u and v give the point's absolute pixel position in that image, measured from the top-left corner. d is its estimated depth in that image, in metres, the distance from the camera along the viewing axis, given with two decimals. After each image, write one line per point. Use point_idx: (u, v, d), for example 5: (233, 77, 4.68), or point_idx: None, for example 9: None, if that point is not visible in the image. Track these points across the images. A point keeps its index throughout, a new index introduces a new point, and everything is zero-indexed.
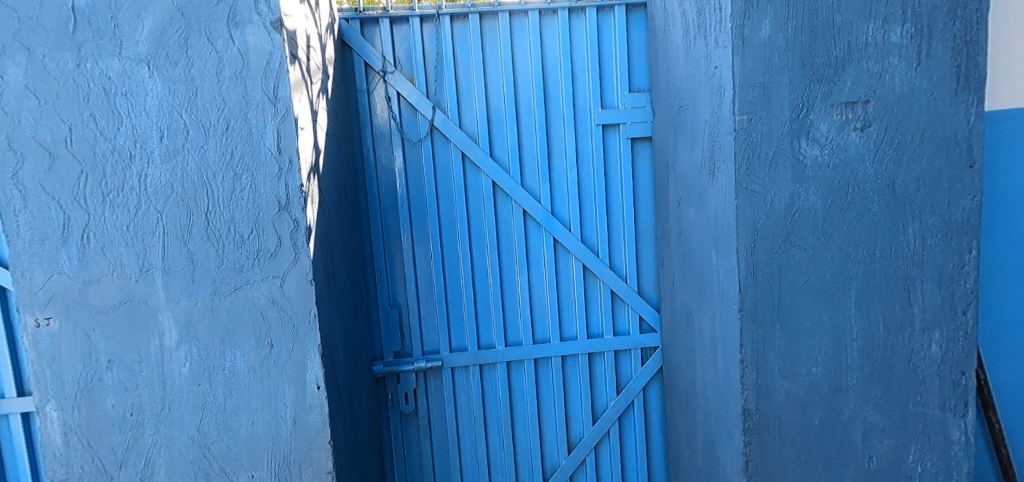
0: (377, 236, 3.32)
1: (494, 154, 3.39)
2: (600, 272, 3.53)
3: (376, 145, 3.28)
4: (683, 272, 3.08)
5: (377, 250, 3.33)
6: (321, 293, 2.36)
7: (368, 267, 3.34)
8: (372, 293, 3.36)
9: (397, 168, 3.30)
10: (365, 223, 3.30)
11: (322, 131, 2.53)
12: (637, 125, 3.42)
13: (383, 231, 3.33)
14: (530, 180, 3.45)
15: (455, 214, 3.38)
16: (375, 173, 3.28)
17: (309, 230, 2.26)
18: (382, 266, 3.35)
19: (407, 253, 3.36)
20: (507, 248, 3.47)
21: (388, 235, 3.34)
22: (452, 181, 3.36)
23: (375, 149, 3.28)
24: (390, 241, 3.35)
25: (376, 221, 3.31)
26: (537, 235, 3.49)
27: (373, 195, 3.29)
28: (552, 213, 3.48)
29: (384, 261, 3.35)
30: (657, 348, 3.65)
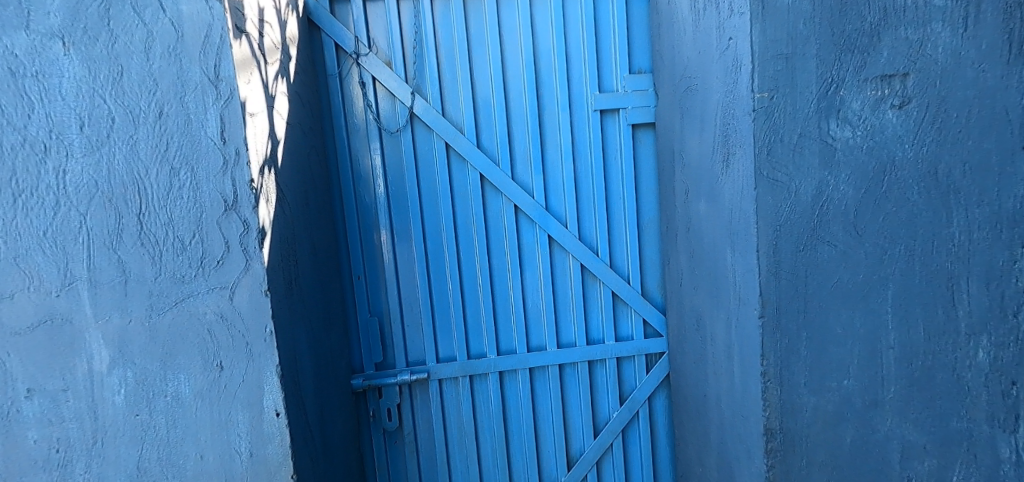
0: (354, 238, 3.01)
1: (482, 144, 3.08)
2: (601, 272, 3.23)
3: (349, 136, 2.96)
4: (691, 272, 2.81)
5: (354, 253, 3.02)
6: (281, 306, 2.05)
7: (345, 272, 3.03)
8: (350, 300, 3.05)
9: (374, 162, 2.98)
10: (340, 223, 2.98)
11: (282, 117, 2.20)
12: (639, 110, 3.12)
13: (360, 232, 3.01)
14: (522, 173, 3.14)
15: (440, 211, 3.06)
16: (351, 167, 2.96)
17: (263, 232, 1.95)
18: (360, 270, 3.04)
19: (387, 255, 3.05)
20: (497, 248, 3.16)
21: (366, 236, 3.02)
22: (436, 175, 3.04)
23: (350, 141, 2.95)
24: (368, 243, 3.03)
25: (351, 221, 2.99)
26: (531, 233, 3.18)
27: (348, 192, 2.97)
28: (547, 209, 3.17)
29: (362, 265, 3.04)
30: (663, 353, 3.36)
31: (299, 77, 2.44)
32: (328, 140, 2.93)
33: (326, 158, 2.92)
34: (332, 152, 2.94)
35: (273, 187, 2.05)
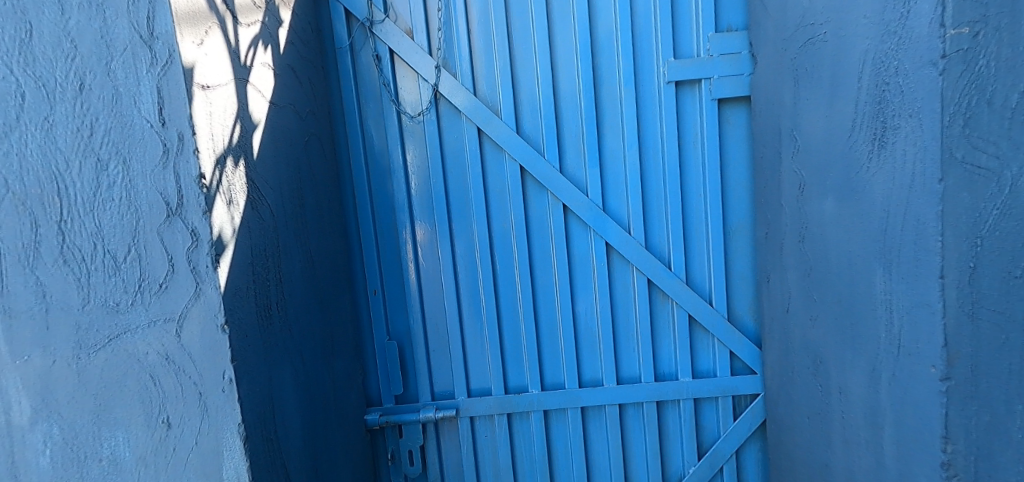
0: (369, 245, 2.52)
1: (522, 130, 2.49)
2: (674, 290, 2.56)
3: (364, 122, 2.47)
4: (807, 294, 2.08)
5: (371, 263, 2.53)
6: (255, 340, 1.58)
7: (359, 285, 2.54)
8: (365, 318, 2.56)
9: (392, 152, 2.47)
10: (353, 227, 2.51)
11: (252, 90, 1.71)
12: (727, 80, 2.44)
13: (377, 236, 2.52)
14: (573, 165, 2.52)
15: (471, 212, 2.51)
16: (364, 158, 2.47)
17: (219, 246, 1.44)
18: (377, 284, 2.54)
19: (408, 265, 2.54)
20: (542, 258, 2.56)
21: (384, 242, 2.53)
22: (465, 167, 2.49)
23: (363, 126, 2.46)
24: (386, 250, 2.54)
25: (367, 225, 2.51)
26: (583, 239, 2.56)
27: (362, 191, 2.48)
28: (604, 209, 2.54)
29: (380, 277, 2.55)
30: (757, 395, 2.63)
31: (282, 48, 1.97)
32: (337, 126, 2.45)
33: (335, 148, 2.45)
34: (343, 142, 2.46)
35: (229, 182, 1.53)
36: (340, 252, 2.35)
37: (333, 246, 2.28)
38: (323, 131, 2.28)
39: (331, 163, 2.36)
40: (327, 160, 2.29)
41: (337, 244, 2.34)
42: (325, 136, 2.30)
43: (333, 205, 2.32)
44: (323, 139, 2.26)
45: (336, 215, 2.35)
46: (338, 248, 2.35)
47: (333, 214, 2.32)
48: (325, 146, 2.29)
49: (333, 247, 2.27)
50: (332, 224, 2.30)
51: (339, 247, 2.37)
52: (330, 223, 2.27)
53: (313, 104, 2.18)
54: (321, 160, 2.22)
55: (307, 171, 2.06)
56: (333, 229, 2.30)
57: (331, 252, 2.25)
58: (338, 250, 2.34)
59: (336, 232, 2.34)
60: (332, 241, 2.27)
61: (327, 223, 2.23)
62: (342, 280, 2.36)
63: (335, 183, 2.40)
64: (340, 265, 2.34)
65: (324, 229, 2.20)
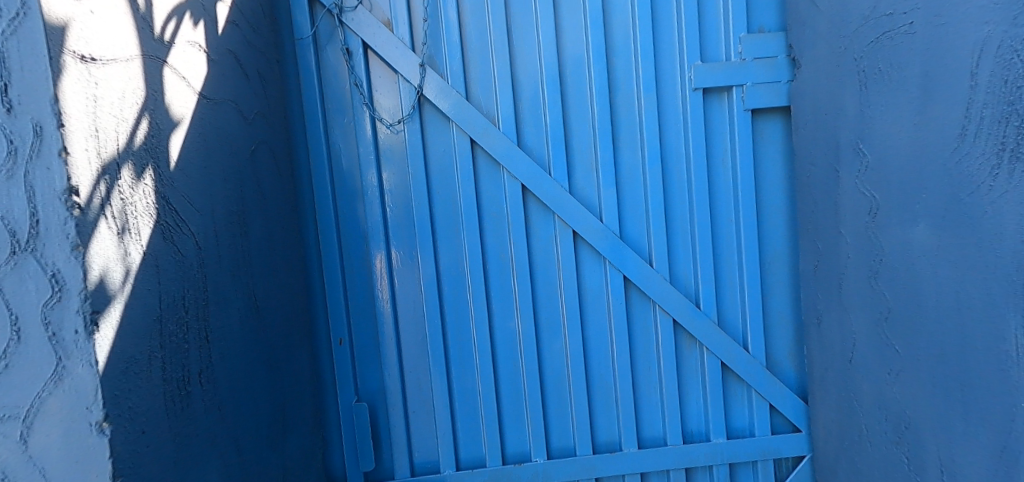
0: (335, 284, 2.03)
1: (523, 142, 2.04)
2: (707, 335, 2.06)
3: (330, 132, 2.00)
4: (882, 349, 1.62)
5: (337, 305, 2.03)
6: (166, 431, 1.09)
7: (319, 332, 2.03)
8: (328, 373, 2.06)
9: (364, 168, 2.01)
10: (314, 260, 2.01)
11: (172, 74, 1.24)
12: (762, 89, 1.97)
13: (346, 272, 2.04)
14: (584, 183, 2.05)
15: (461, 241, 2.05)
16: (330, 176, 2.00)
17: (94, 301, 0.94)
18: (344, 331, 2.04)
19: (383, 307, 2.05)
20: (547, 297, 2.10)
21: (354, 278, 2.04)
22: (454, 187, 2.04)
23: (329, 137, 1.99)
24: (356, 289, 2.05)
25: (332, 258, 2.02)
26: (597, 275, 2.09)
27: (327, 216, 2.00)
28: (622, 236, 2.06)
29: (348, 322, 2.05)
30: (803, 457, 2.13)
31: (220, 28, 1.51)
32: (293, 135, 1.96)
33: (292, 162, 1.96)
34: (303, 156, 1.98)
35: (120, 193, 1.03)
36: (296, 293, 1.85)
37: (287, 287, 1.78)
38: (277, 141, 1.80)
39: (287, 181, 1.88)
40: (281, 178, 1.81)
41: (294, 283, 1.85)
42: (280, 147, 1.83)
43: (288, 235, 1.84)
44: (276, 152, 1.78)
45: (292, 247, 1.87)
46: (296, 288, 1.86)
47: (288, 245, 1.84)
48: (279, 160, 1.81)
49: (287, 289, 1.78)
50: (287, 258, 1.81)
51: (297, 287, 1.87)
52: (284, 258, 1.78)
53: (264, 106, 1.70)
54: (273, 178, 1.74)
55: (251, 189, 1.57)
56: (288, 265, 1.82)
57: (284, 295, 1.75)
58: (295, 291, 1.84)
59: (293, 267, 1.85)
60: (286, 281, 1.77)
61: (279, 258, 1.74)
62: (300, 330, 1.86)
63: (292, 207, 1.91)
64: (297, 310, 1.85)
65: (275, 265, 1.70)
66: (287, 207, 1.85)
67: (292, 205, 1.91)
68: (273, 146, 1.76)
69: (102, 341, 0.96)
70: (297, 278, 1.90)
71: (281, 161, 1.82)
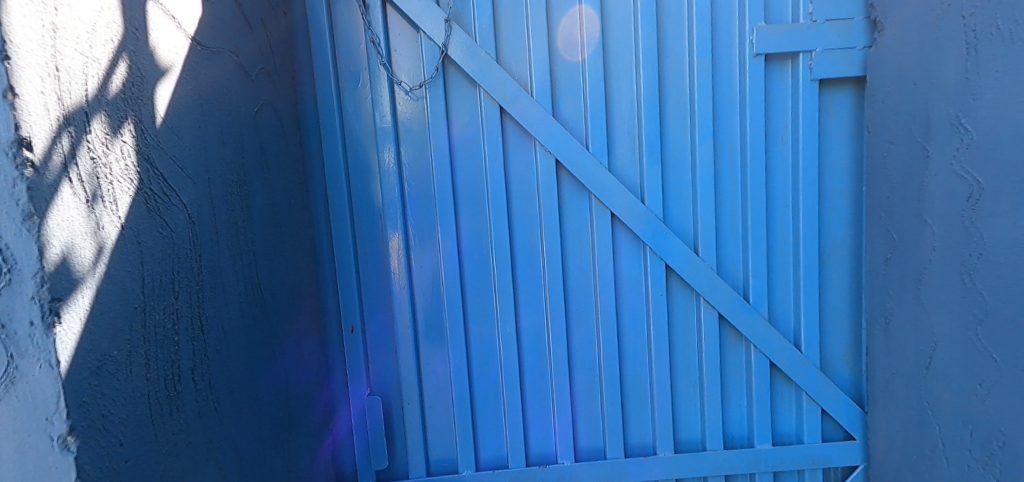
0: (346, 267, 1.83)
1: (557, 111, 1.82)
2: (755, 330, 1.83)
3: (342, 97, 1.79)
4: (972, 356, 1.40)
5: (349, 290, 1.84)
6: (151, 442, 0.91)
7: (328, 320, 1.84)
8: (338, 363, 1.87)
9: (380, 138, 1.80)
10: (324, 239, 1.81)
11: (156, 9, 1.04)
12: (834, 56, 1.74)
13: (359, 253, 1.84)
14: (625, 160, 1.83)
15: (486, 221, 1.85)
16: (342, 146, 1.79)
17: (52, 284, 0.75)
18: (357, 318, 1.86)
19: (399, 293, 1.86)
20: (581, 285, 1.89)
21: (368, 261, 1.85)
22: (480, 161, 1.83)
23: (341, 102, 1.79)
24: (370, 272, 1.85)
25: (343, 238, 1.82)
26: (634, 263, 1.87)
27: (339, 191, 1.80)
28: (666, 220, 1.85)
29: (362, 308, 1.86)
30: (854, 466, 1.90)
31: None
32: (304, 100, 1.76)
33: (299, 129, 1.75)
34: (313, 125, 1.77)
35: (89, 150, 0.83)
36: (304, 276, 1.66)
37: (294, 270, 1.59)
38: (282, 105, 1.59)
39: (294, 150, 1.67)
40: (287, 147, 1.60)
41: (301, 265, 1.65)
42: (287, 113, 1.63)
43: (296, 212, 1.64)
44: (281, 116, 1.57)
45: (300, 225, 1.67)
46: (304, 270, 1.67)
47: (296, 223, 1.64)
48: (285, 127, 1.60)
49: (294, 272, 1.59)
50: (294, 237, 1.61)
51: (305, 270, 1.68)
52: (291, 237, 1.58)
53: (265, 64, 1.49)
54: (277, 147, 1.53)
55: (253, 157, 1.37)
56: (297, 244, 1.63)
57: (290, 279, 1.56)
58: (302, 275, 1.65)
59: (300, 248, 1.66)
60: (292, 263, 1.58)
61: (284, 236, 1.54)
62: (308, 317, 1.67)
63: (299, 181, 1.70)
64: (308, 295, 1.68)
65: (280, 244, 1.51)
66: (295, 181, 1.65)
67: (299, 178, 1.70)
68: (277, 110, 1.55)
69: (64, 335, 0.77)
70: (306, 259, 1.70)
71: (288, 128, 1.62)
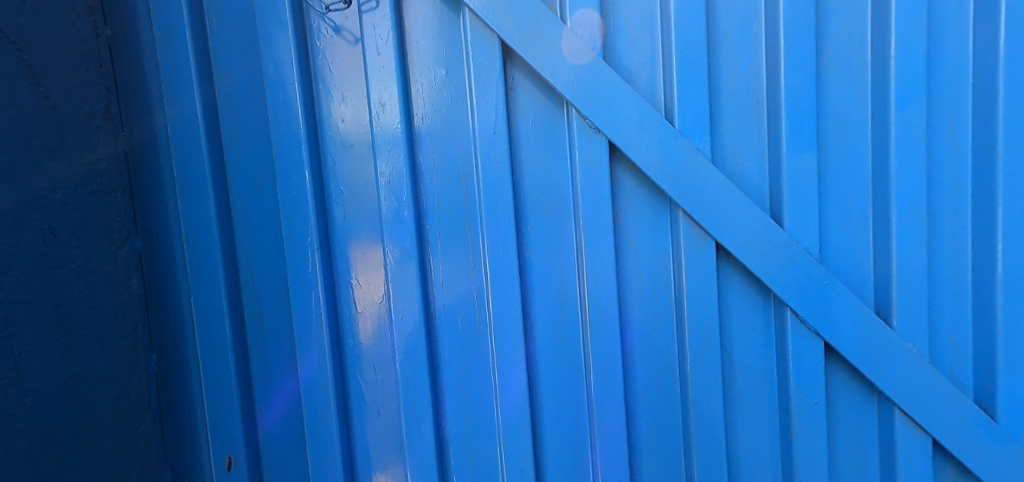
0: (221, 355, 0.99)
1: (610, 53, 0.97)
2: (997, 464, 0.98)
3: (210, 34, 0.97)
4: None
5: (224, 396, 1.00)
6: None
7: (188, 445, 1.00)
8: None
9: (283, 107, 0.97)
10: (182, 298, 0.98)
11: None
12: None
13: (247, 323, 1.00)
14: (745, 143, 0.97)
15: (474, 258, 0.98)
16: (212, 126, 0.97)
17: None
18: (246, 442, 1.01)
19: (321, 393, 1.00)
20: (662, 382, 1.01)
21: (265, 335, 1.00)
22: (465, 145, 0.97)
23: (212, 41, 0.97)
24: (270, 357, 1.00)
25: (214, 303, 0.98)
26: (759, 337, 1.00)
27: (202, 213, 0.97)
28: (827, 260, 0.98)
29: (256, 423, 1.02)
30: None
31: None
32: (132, 37, 0.95)
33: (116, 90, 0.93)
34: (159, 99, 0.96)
35: None
36: (135, 387, 0.90)
37: (85, 385, 0.83)
38: (71, 68, 0.83)
39: (123, 149, 0.93)
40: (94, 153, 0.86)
41: (124, 370, 0.88)
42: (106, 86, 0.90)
43: (115, 276, 0.88)
44: (73, 87, 0.83)
45: (133, 296, 0.91)
46: (135, 381, 0.90)
47: (115, 293, 0.88)
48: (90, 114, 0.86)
49: (84, 388, 0.82)
50: (101, 323, 0.85)
51: (142, 378, 0.92)
52: (84, 323, 0.83)
53: None
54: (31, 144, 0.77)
55: None
56: (113, 330, 0.87)
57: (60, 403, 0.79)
58: (124, 387, 0.88)
59: (129, 338, 0.90)
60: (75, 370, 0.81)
61: (53, 321, 0.79)
62: (134, 470, 0.90)
63: (144, 217, 0.95)
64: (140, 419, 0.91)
65: (23, 341, 0.75)
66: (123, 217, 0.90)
67: (145, 213, 0.95)
68: (60, 78, 0.82)
69: None
70: (151, 358, 0.94)
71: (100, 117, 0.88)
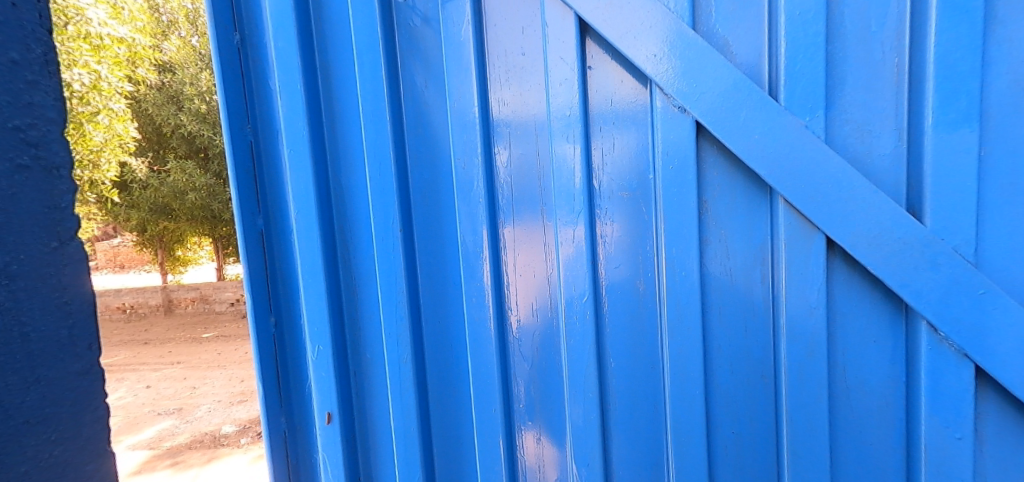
0: (323, 347, 0.89)
1: (702, 16, 0.80)
2: None
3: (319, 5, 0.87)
4: None
5: (328, 386, 0.90)
6: None
7: (302, 446, 0.95)
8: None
9: (373, 91, 0.86)
10: (297, 291, 0.92)
11: None
12: None
13: (348, 316, 0.92)
14: (876, 117, 0.76)
15: (548, 258, 0.87)
16: (315, 114, 0.88)
17: None
18: (346, 452, 0.92)
19: (405, 389, 0.91)
20: (755, 400, 0.84)
21: (365, 339, 0.91)
22: (540, 130, 0.85)
23: (316, 22, 0.87)
24: (368, 353, 0.92)
25: (315, 296, 0.89)
26: (880, 351, 0.80)
27: (307, 199, 0.87)
28: (980, 263, 0.75)
29: (360, 412, 0.93)
30: None
31: None
32: (253, 24, 0.88)
33: (237, 84, 0.88)
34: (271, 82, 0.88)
35: None
36: (88, 429, 0.63)
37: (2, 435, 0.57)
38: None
39: (248, 138, 0.89)
40: (22, 103, 0.58)
41: (68, 405, 0.61)
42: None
43: (54, 279, 0.60)
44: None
45: (86, 304, 0.63)
46: (88, 421, 0.63)
47: (50, 298, 0.60)
48: (14, 35, 0.58)
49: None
50: (33, 346, 0.59)
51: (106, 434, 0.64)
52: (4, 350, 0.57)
53: None
54: None
55: None
56: (48, 352, 0.60)
57: None
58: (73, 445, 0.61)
59: (80, 363, 0.62)
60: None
61: None
62: None
63: (262, 204, 0.90)
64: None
65: None
66: (72, 191, 0.62)
67: (265, 201, 0.90)
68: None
69: None
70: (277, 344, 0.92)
71: (40, 42, 0.60)
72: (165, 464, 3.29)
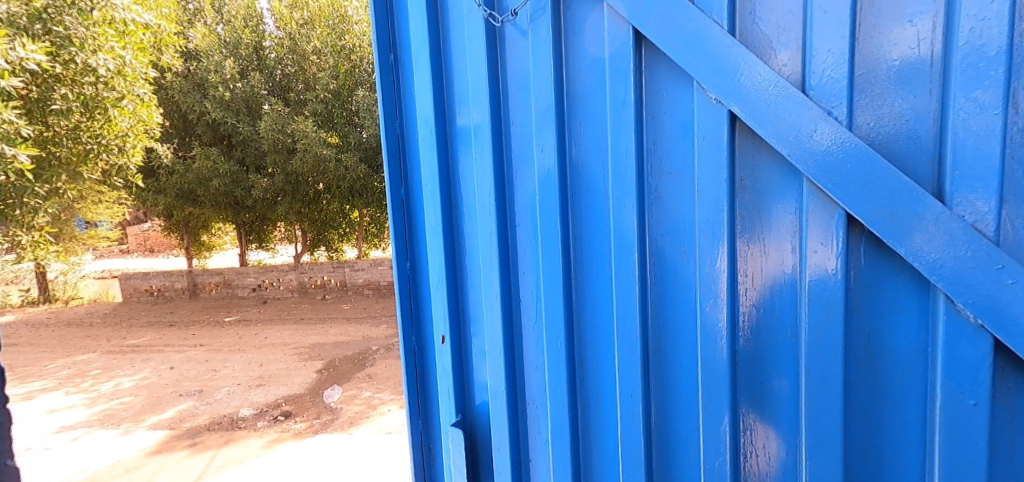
0: (439, 312, 1.01)
1: (745, 19, 0.78)
2: None
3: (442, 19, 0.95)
4: None
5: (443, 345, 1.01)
6: None
7: (427, 385, 1.09)
8: (421, 428, 1.10)
9: (476, 92, 0.92)
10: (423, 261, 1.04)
11: None
12: None
13: (460, 289, 1.00)
14: (914, 105, 0.72)
15: (611, 253, 0.87)
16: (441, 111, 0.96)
17: None
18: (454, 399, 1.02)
19: (494, 363, 0.97)
20: (777, 376, 0.81)
21: (466, 310, 1.00)
22: (603, 129, 0.86)
23: (442, 25, 0.95)
24: (468, 325, 1.01)
25: (437, 267, 0.99)
26: (900, 322, 0.74)
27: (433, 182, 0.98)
28: (1004, 243, 0.69)
29: (464, 374, 1.02)
30: None
31: None
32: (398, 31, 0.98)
33: (390, 81, 1.00)
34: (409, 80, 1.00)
35: None
36: None
37: None
38: None
39: (396, 129, 1.01)
40: None
41: None
42: None
43: None
44: None
45: None
46: None
47: None
48: None
49: None
50: None
51: None
52: None
53: None
54: None
55: None
56: None
57: None
58: None
59: None
60: None
61: None
62: None
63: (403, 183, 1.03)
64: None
65: None
66: None
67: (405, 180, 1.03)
68: None
69: None
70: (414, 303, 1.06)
71: None
72: (183, 445, 3.35)
